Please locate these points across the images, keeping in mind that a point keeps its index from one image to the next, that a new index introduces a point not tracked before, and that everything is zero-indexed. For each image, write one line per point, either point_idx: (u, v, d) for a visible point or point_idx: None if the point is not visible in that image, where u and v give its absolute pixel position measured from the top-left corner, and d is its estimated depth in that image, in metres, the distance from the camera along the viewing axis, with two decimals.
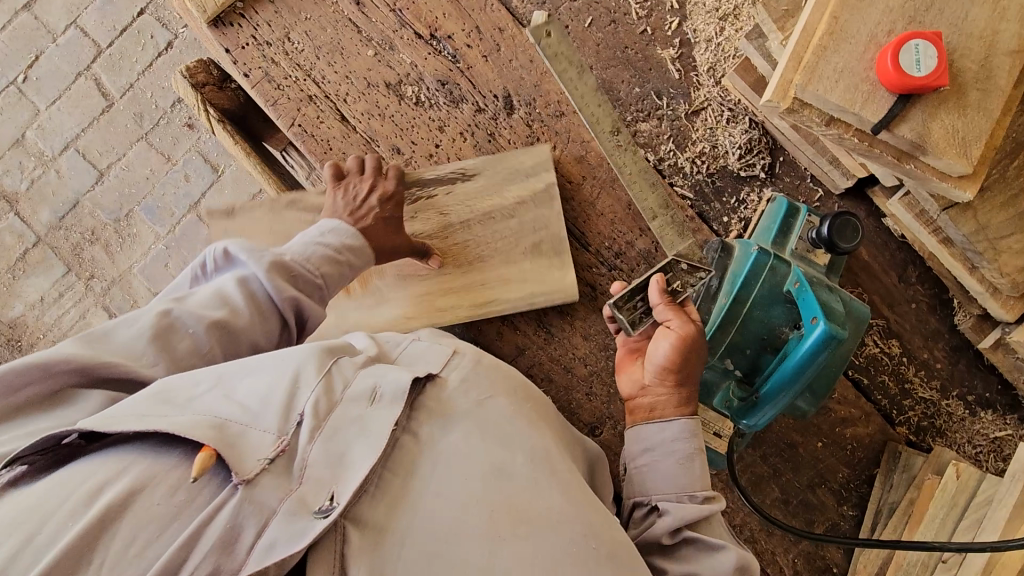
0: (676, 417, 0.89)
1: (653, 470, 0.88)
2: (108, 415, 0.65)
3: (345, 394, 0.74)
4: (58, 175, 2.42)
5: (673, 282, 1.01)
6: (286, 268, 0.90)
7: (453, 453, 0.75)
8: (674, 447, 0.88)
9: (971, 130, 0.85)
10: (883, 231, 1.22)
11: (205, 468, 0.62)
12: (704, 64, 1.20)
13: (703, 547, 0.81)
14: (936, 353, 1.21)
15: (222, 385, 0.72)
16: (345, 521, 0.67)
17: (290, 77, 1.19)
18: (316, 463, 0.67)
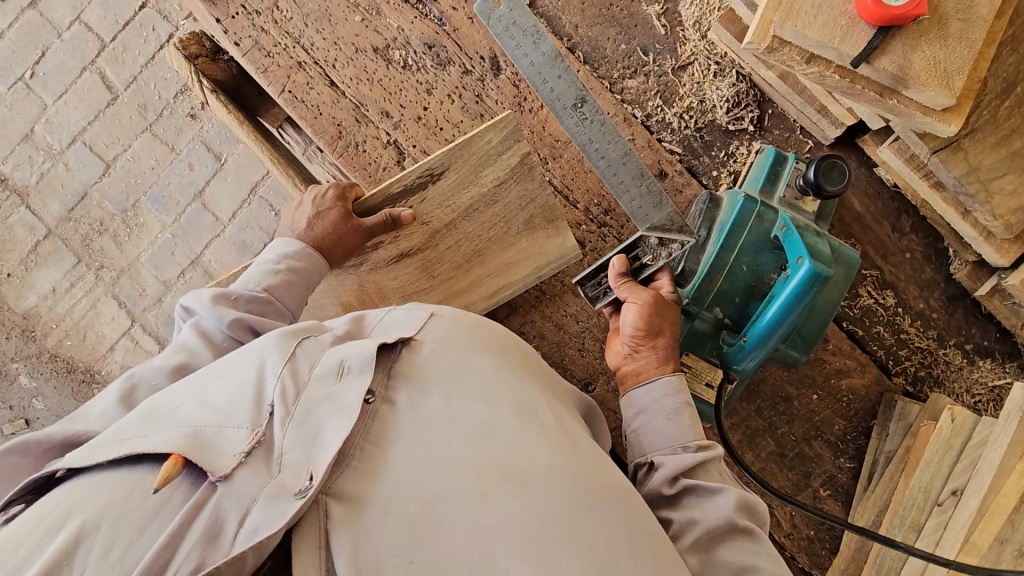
0: (659, 375, 0.92)
1: (646, 431, 0.89)
2: (93, 447, 0.66)
3: (313, 375, 0.71)
4: (66, 168, 2.46)
5: (642, 258, 1.06)
6: (229, 297, 0.91)
7: (434, 416, 0.69)
8: (664, 402, 0.89)
9: (952, 61, 0.84)
10: (875, 180, 1.21)
11: (171, 478, 0.61)
12: (689, 19, 1.20)
13: (703, 493, 0.77)
14: (931, 303, 1.20)
15: (196, 392, 0.71)
16: (325, 498, 0.62)
17: (279, 45, 1.20)
18: (290, 449, 0.65)
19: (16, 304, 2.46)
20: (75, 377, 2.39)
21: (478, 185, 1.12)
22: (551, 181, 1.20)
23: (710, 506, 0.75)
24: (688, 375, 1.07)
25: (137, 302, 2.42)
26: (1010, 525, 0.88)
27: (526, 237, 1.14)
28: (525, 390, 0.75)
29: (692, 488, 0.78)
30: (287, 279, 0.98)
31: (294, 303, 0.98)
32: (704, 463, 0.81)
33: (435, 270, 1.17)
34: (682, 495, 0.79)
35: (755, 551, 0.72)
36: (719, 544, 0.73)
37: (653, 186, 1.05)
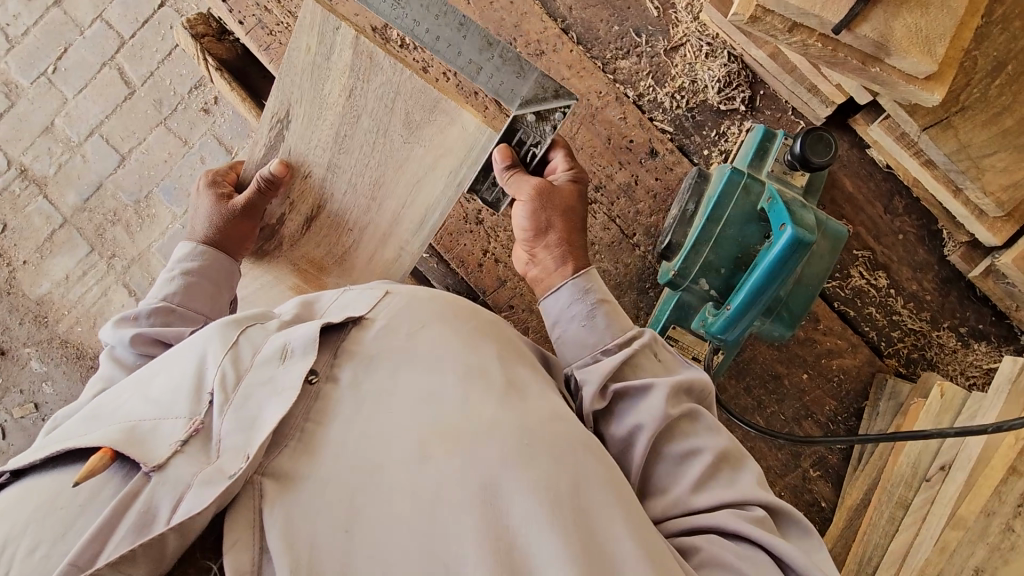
0: (564, 283, 0.94)
1: (567, 340, 0.90)
2: (36, 450, 0.68)
3: (255, 361, 0.72)
4: (83, 159, 2.52)
5: (528, 141, 0.98)
6: (130, 317, 0.96)
7: (379, 391, 0.71)
8: (578, 311, 0.91)
9: (934, 28, 0.85)
10: (867, 162, 1.20)
11: (95, 471, 0.60)
12: (682, 1, 1.22)
13: (633, 395, 0.78)
14: (926, 285, 1.18)
15: (141, 390, 0.73)
16: (261, 479, 0.63)
17: (282, 24, 1.24)
18: (229, 434, 0.66)
19: (29, 291, 2.51)
20: (84, 363, 2.43)
21: (330, 112, 1.07)
22: None
23: (647, 409, 0.75)
24: (677, 350, 1.11)
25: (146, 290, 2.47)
26: (997, 497, 0.86)
27: (418, 144, 1.05)
28: (473, 354, 0.76)
29: (623, 393, 0.78)
30: (188, 285, 1.03)
31: (203, 303, 1.03)
32: (627, 360, 0.82)
33: (346, 228, 1.14)
34: (618, 405, 0.79)
35: (695, 431, 0.74)
36: (663, 439, 0.74)
37: (508, 54, 0.95)
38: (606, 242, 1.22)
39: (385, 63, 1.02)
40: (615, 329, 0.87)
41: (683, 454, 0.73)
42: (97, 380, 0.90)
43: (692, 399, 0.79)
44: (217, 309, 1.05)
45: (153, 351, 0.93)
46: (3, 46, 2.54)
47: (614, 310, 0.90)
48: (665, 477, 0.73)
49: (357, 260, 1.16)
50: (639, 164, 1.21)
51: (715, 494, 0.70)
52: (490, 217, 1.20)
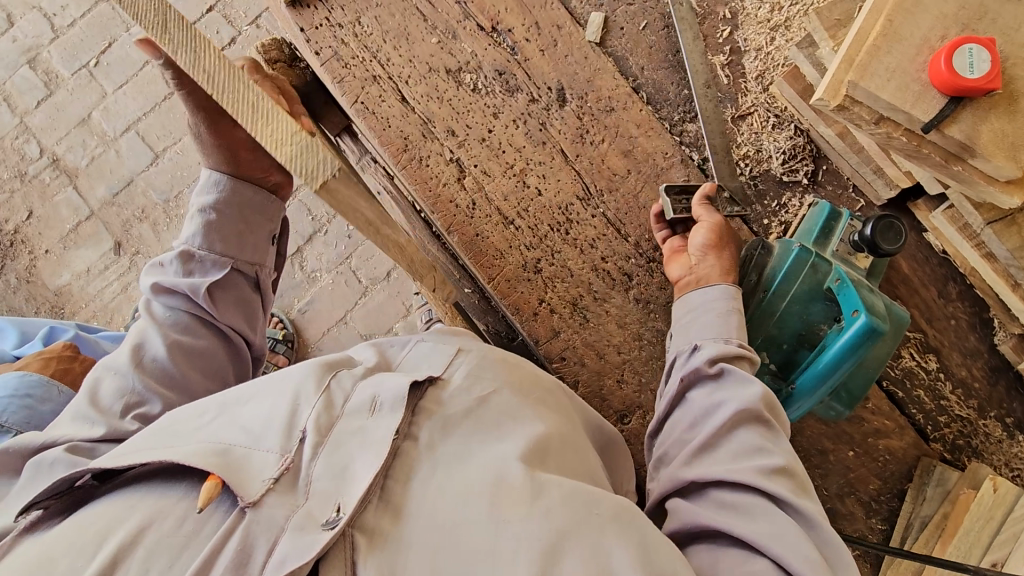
0: (717, 283, 1.03)
1: (691, 325, 1.01)
2: (118, 456, 0.73)
3: (345, 408, 0.75)
4: (117, 154, 2.51)
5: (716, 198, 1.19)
6: (158, 266, 0.98)
7: (453, 453, 0.73)
8: (720, 301, 1.00)
9: (1020, 135, 0.87)
10: (923, 245, 1.21)
11: (213, 496, 0.64)
12: (753, 72, 1.24)
13: (736, 377, 0.87)
14: (974, 372, 1.19)
15: (228, 412, 0.77)
16: (353, 530, 0.64)
17: (357, 57, 1.24)
18: (320, 479, 0.68)
19: (49, 280, 2.49)
20: None
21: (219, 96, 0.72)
22: (604, 214, 1.21)
23: (743, 391, 0.84)
24: None
25: None
26: None
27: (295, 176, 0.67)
28: (538, 423, 0.79)
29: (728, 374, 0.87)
30: (209, 222, 0.97)
31: (228, 245, 0.98)
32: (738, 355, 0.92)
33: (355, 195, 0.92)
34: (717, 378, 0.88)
35: (773, 435, 0.81)
36: (741, 423, 0.82)
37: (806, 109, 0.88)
38: (661, 302, 1.19)
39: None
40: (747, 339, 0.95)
41: (755, 438, 0.80)
42: (137, 331, 0.97)
43: (776, 419, 0.85)
44: (251, 247, 1.01)
45: (174, 305, 0.96)
46: (48, 36, 2.55)
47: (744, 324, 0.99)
48: (731, 451, 0.80)
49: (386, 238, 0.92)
50: None
51: (775, 487, 0.74)
52: (549, 266, 1.21)
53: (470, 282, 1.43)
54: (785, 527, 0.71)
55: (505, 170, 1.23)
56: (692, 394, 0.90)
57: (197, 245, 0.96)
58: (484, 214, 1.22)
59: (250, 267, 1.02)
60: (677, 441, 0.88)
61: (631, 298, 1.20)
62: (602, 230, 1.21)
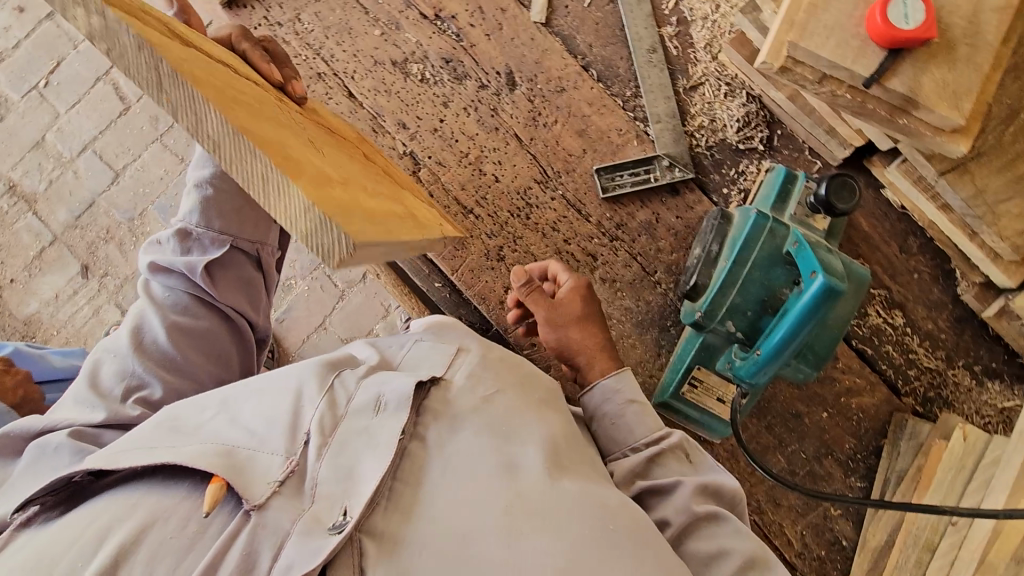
0: (602, 377, 0.98)
1: (603, 430, 0.96)
2: (113, 454, 0.70)
3: (349, 408, 0.75)
4: (75, 175, 2.45)
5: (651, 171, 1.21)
6: (157, 246, 0.96)
7: (462, 454, 0.73)
8: (617, 400, 0.96)
9: (960, 83, 0.87)
10: (882, 201, 1.22)
11: (218, 500, 0.64)
12: (701, 41, 1.23)
13: (660, 495, 0.85)
14: (940, 324, 1.20)
15: (230, 412, 0.76)
16: (361, 535, 0.65)
17: (299, 56, 1.22)
18: (325, 482, 0.68)
19: (18, 310, 2.44)
20: None
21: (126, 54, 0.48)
22: (563, 195, 1.20)
23: (671, 507, 0.82)
24: (699, 390, 1.12)
25: None
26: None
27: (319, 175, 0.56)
28: (547, 424, 0.80)
29: (649, 490, 0.86)
30: (205, 200, 0.93)
31: (229, 224, 0.95)
32: (658, 457, 0.89)
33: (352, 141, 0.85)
34: (643, 495, 0.86)
35: (717, 531, 0.80)
36: (683, 534, 0.81)
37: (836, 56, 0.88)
38: (628, 280, 1.19)
39: (126, 35, 0.45)
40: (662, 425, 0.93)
41: (706, 540, 0.79)
42: (137, 314, 0.95)
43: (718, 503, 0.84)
44: (251, 224, 0.98)
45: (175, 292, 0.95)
46: None
47: (648, 407, 0.95)
48: (693, 569, 0.79)
49: (403, 207, 0.79)
50: (662, 203, 1.21)
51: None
52: (512, 253, 1.19)
53: (438, 276, 1.41)
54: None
55: (461, 159, 1.21)
56: (633, 515, 0.87)
57: (194, 223, 0.93)
58: (444, 205, 1.21)
59: (251, 245, 0.98)
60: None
61: (596, 279, 1.19)
62: (563, 212, 1.20)
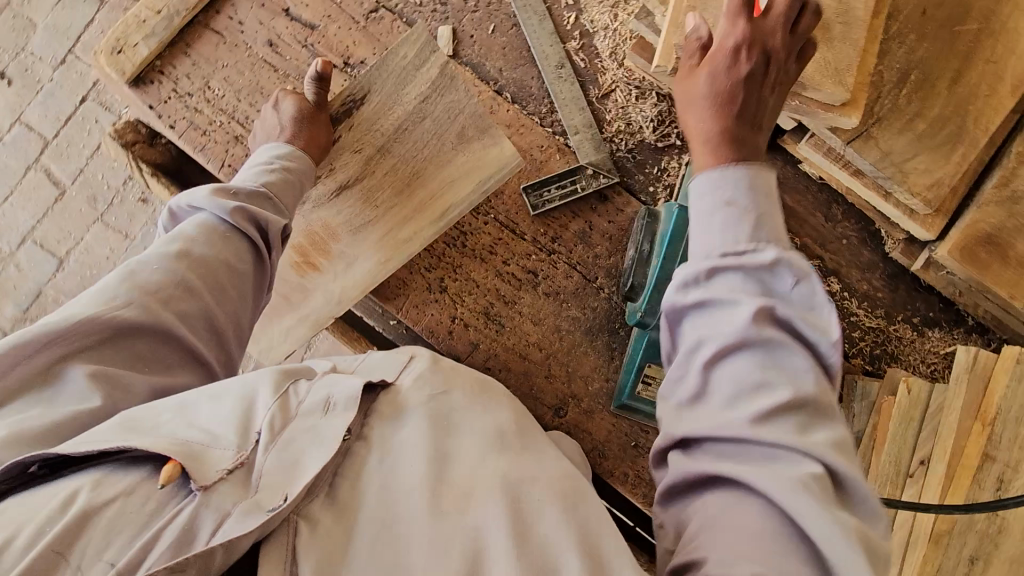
0: (715, 168, 0.80)
1: (697, 212, 0.78)
2: (76, 442, 0.64)
3: (298, 408, 0.71)
4: (18, 267, 2.39)
5: (578, 183, 1.23)
6: (229, 190, 1.00)
7: (400, 448, 0.72)
8: (716, 195, 0.77)
9: (840, 60, 0.92)
10: (801, 176, 1.27)
11: (173, 477, 0.61)
12: (606, 51, 1.28)
13: (719, 306, 0.70)
14: (875, 283, 1.25)
15: (185, 410, 0.70)
16: (298, 518, 0.63)
17: (214, 122, 1.22)
18: (271, 470, 0.65)
19: None
20: None
21: None
22: (495, 218, 1.22)
23: (726, 323, 0.69)
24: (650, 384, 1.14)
25: None
26: None
27: None
28: (491, 416, 0.79)
29: (709, 297, 0.70)
30: (284, 178, 1.06)
31: (289, 201, 1.06)
32: (744, 268, 0.71)
33: (374, 197, 1.17)
34: (700, 306, 0.71)
35: (779, 358, 0.67)
36: (734, 352, 0.68)
37: None
38: (571, 290, 1.21)
39: None
40: (763, 235, 0.73)
41: (757, 362, 0.67)
42: (180, 234, 0.94)
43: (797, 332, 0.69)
44: (291, 198, 1.07)
45: (246, 230, 0.98)
46: None
47: (747, 213, 0.75)
48: (732, 390, 0.66)
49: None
50: (592, 210, 1.23)
51: (771, 432, 0.62)
52: (453, 282, 1.21)
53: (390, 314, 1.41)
54: (785, 473, 0.60)
55: None
56: (680, 324, 0.74)
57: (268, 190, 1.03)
58: None
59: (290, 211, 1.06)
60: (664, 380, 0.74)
61: (541, 293, 1.21)
62: (497, 234, 1.22)
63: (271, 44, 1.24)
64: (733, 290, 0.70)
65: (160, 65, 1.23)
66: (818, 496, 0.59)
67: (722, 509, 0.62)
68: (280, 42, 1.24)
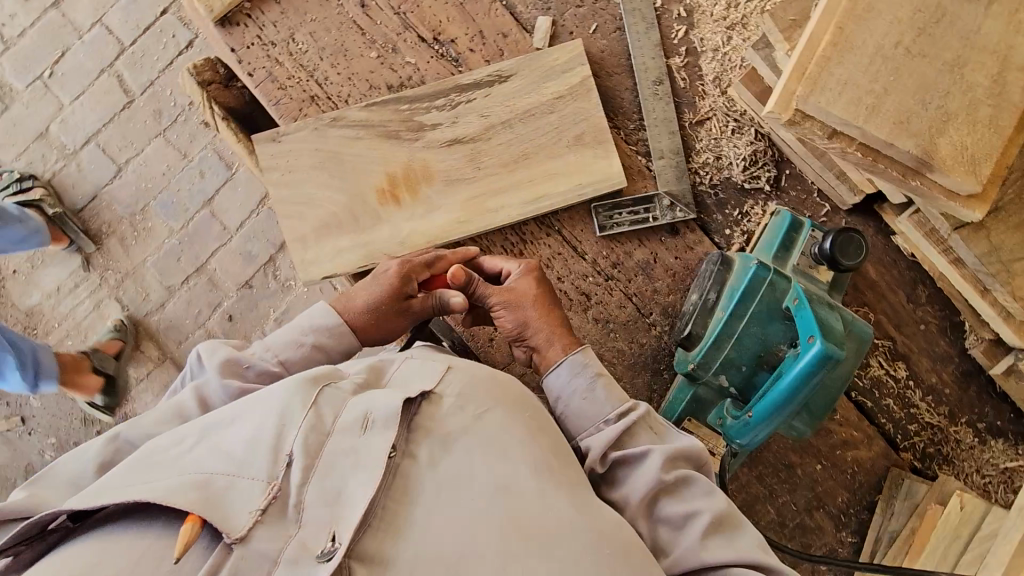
0: (562, 359, 1.00)
1: (568, 413, 0.97)
2: (93, 494, 0.67)
3: (335, 425, 0.74)
4: (78, 167, 2.41)
5: (653, 211, 1.16)
6: (240, 366, 0.94)
7: (456, 476, 0.75)
8: (572, 382, 0.97)
9: (980, 146, 0.83)
10: (891, 248, 1.17)
11: (191, 542, 0.62)
12: (710, 74, 1.19)
13: (631, 464, 0.88)
14: (944, 378, 1.17)
15: (209, 435, 0.74)
16: (351, 561, 0.66)
17: (292, 77, 1.18)
18: (312, 506, 0.67)
19: (18, 301, 2.38)
20: None
21: None
22: (559, 232, 1.17)
23: (644, 478, 0.86)
24: None
25: (138, 306, 2.34)
26: None
27: None
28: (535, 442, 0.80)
29: (623, 460, 0.88)
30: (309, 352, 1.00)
31: None
32: (626, 429, 0.91)
33: (480, 158, 1.14)
34: (630, 466, 0.88)
35: (689, 493, 0.85)
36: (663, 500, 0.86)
37: None
38: (622, 321, 1.15)
39: None
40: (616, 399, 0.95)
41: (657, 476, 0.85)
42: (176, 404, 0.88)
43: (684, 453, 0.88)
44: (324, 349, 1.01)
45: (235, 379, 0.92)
46: None
47: (607, 378, 0.97)
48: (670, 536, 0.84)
49: None
50: (660, 242, 1.16)
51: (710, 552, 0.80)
52: None
53: None
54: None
55: None
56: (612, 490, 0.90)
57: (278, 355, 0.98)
58: None
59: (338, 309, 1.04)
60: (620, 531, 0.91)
61: (590, 318, 1.15)
62: (557, 249, 1.17)
63: (362, 5, 1.19)
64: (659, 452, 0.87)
65: (248, 7, 1.18)
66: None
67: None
68: (372, 5, 1.19)
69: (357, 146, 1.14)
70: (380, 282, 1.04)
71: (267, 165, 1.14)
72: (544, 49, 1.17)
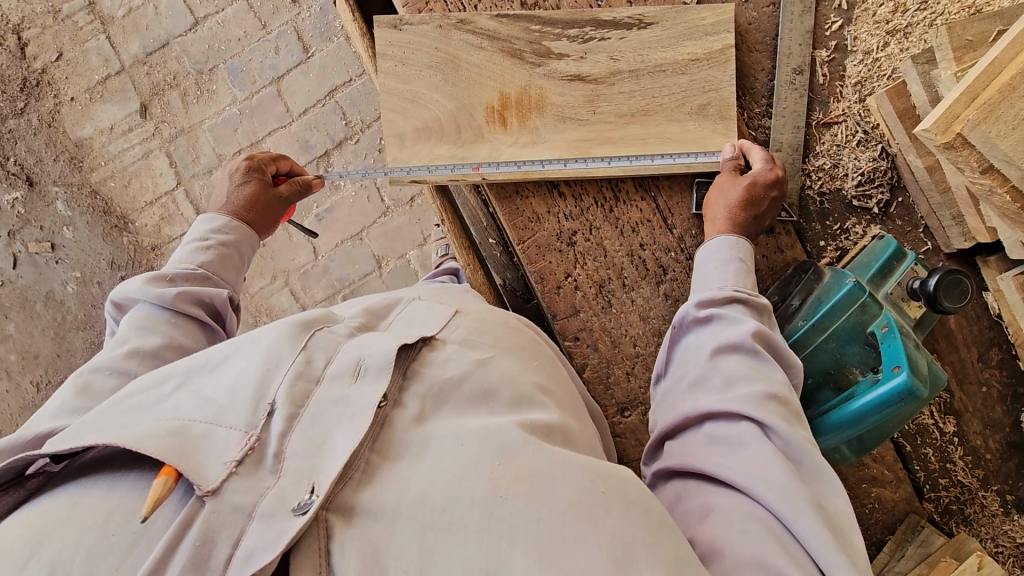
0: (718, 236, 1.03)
1: (700, 276, 1.02)
2: (69, 435, 0.60)
3: (326, 371, 0.66)
4: (156, 10, 2.31)
5: None
6: (164, 279, 0.98)
7: (446, 436, 0.64)
8: (727, 254, 1.01)
9: None
10: (979, 304, 1.14)
11: (161, 500, 0.53)
12: (853, 77, 1.12)
13: (724, 322, 0.91)
14: (990, 444, 1.14)
15: (191, 382, 0.66)
16: (329, 515, 0.55)
17: None
18: (292, 454, 0.58)
19: (69, 131, 2.32)
20: (109, 220, 2.29)
21: None
22: (654, 199, 1.13)
23: (729, 332, 0.88)
24: None
25: (187, 167, 2.30)
26: None
27: None
28: (530, 408, 0.70)
29: (717, 314, 0.92)
30: (221, 255, 1.06)
31: (230, 274, 1.07)
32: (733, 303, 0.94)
33: (598, 103, 1.09)
34: (710, 322, 0.92)
35: (767, 362, 0.85)
36: (728, 359, 0.86)
37: None
38: None
39: None
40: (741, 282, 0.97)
41: (748, 360, 0.85)
42: (124, 339, 0.88)
43: (774, 347, 0.89)
44: (229, 268, 1.07)
45: (192, 309, 0.95)
46: None
47: (751, 271, 1.00)
48: (724, 386, 0.84)
49: None
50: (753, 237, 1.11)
51: (765, 414, 0.78)
52: (583, 241, 1.13)
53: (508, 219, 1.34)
54: (772, 469, 0.73)
55: None
56: (687, 339, 0.94)
57: (191, 264, 1.03)
58: None
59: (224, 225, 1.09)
60: (672, 382, 0.92)
61: (660, 293, 1.13)
62: (648, 216, 1.13)
63: None
64: (746, 323, 0.88)
65: None
66: (792, 476, 0.73)
67: (717, 500, 0.75)
68: None
69: (477, 56, 1.10)
70: (239, 193, 1.14)
71: (381, 51, 1.11)
72: (691, 5, 1.10)
